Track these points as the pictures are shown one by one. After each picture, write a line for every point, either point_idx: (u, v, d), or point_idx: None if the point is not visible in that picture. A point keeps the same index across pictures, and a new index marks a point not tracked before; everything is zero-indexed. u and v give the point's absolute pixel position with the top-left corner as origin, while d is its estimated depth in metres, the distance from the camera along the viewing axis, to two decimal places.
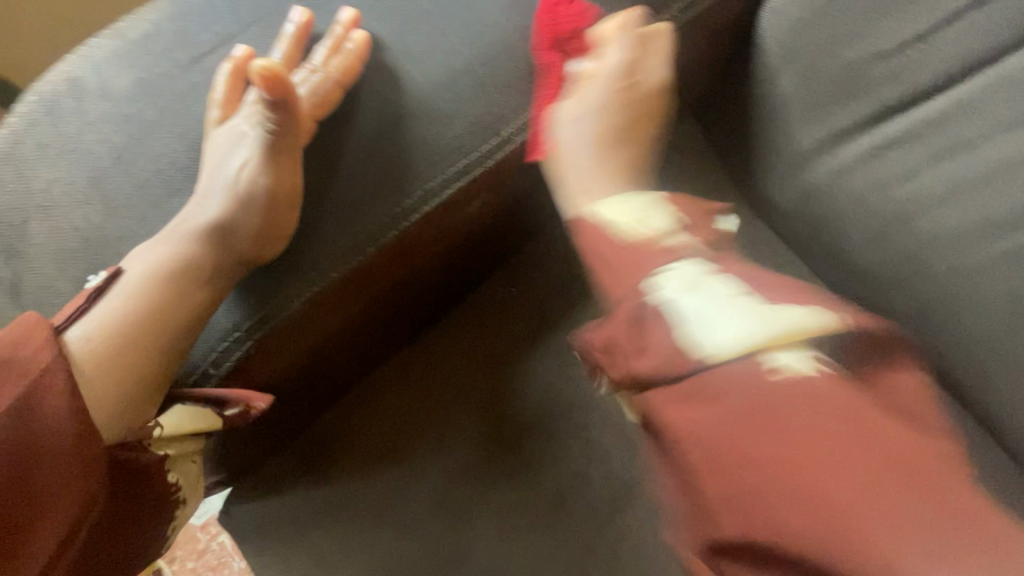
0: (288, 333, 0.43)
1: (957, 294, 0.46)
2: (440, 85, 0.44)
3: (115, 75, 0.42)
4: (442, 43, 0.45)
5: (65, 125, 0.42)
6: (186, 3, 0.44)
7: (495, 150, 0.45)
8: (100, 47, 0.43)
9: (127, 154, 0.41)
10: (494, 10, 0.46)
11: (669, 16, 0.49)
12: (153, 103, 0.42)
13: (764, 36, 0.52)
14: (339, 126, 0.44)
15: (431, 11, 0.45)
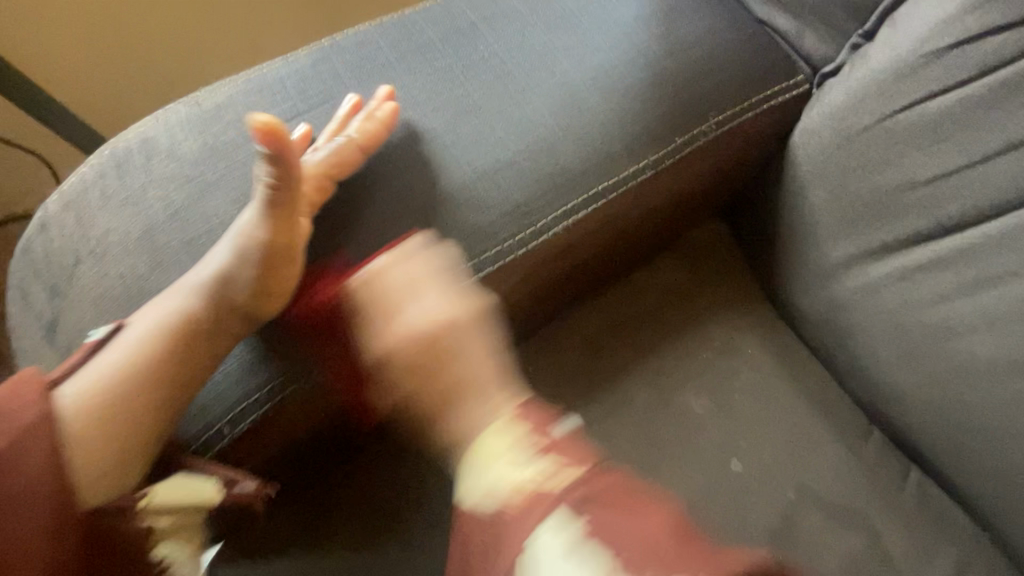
0: (300, 402, 0.42)
1: (920, 413, 0.55)
2: (484, 174, 0.46)
3: (184, 137, 0.44)
4: (493, 133, 0.47)
5: (129, 178, 0.44)
6: (258, 80, 0.47)
7: (525, 240, 0.46)
8: (174, 111, 0.45)
9: (182, 212, 0.43)
10: (541, 111, 0.48)
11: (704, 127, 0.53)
12: (214, 167, 0.43)
13: (798, 152, 0.56)
14: (380, 202, 0.46)
15: (481, 105, 0.48)
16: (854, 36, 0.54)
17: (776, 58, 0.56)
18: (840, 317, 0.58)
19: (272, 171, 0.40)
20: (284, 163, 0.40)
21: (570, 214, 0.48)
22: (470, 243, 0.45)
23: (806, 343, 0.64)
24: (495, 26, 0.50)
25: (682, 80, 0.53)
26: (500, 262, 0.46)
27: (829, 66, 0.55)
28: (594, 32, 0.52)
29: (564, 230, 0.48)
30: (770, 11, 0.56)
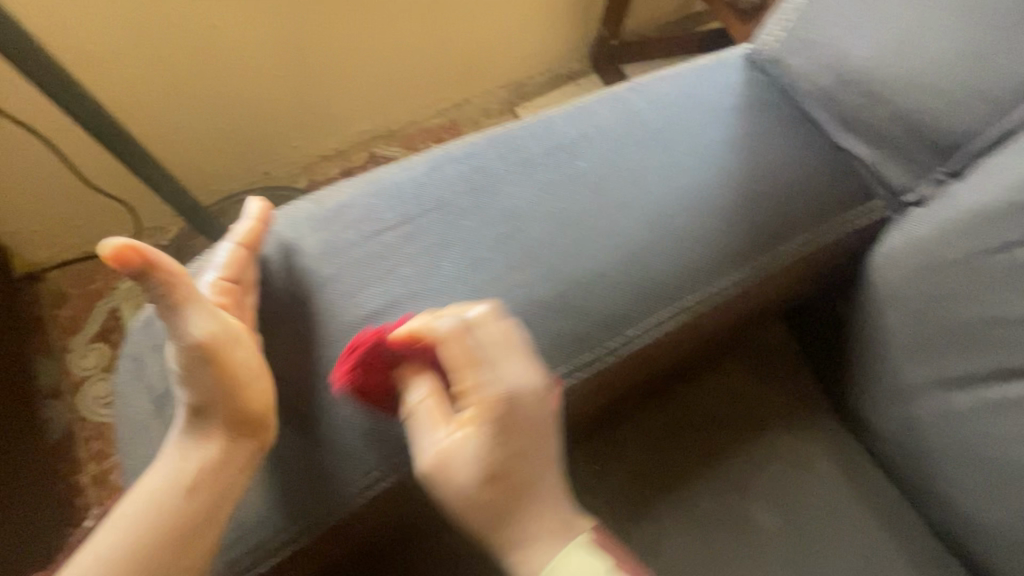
0: (299, 497, 0.44)
1: (995, 551, 0.53)
2: (579, 283, 0.49)
3: (308, 236, 0.49)
4: (587, 244, 0.50)
5: (251, 269, 0.49)
6: (378, 183, 0.51)
7: (602, 358, 0.49)
8: (298, 209, 0.51)
9: (288, 312, 0.48)
10: (635, 225, 0.51)
11: (792, 246, 0.55)
12: (332, 264, 0.48)
13: (874, 273, 0.58)
14: (484, 305, 0.48)
15: (582, 216, 0.51)
16: (938, 170, 0.55)
17: (855, 182, 0.59)
18: (922, 439, 0.56)
19: (157, 285, 0.43)
20: (157, 277, 0.43)
21: (660, 327, 0.50)
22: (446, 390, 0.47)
23: (870, 455, 0.63)
24: (586, 146, 0.54)
25: (759, 205, 0.55)
26: (569, 381, 0.48)
27: (910, 194, 0.57)
28: (683, 154, 0.55)
29: (647, 342, 0.50)
30: (848, 140, 0.59)
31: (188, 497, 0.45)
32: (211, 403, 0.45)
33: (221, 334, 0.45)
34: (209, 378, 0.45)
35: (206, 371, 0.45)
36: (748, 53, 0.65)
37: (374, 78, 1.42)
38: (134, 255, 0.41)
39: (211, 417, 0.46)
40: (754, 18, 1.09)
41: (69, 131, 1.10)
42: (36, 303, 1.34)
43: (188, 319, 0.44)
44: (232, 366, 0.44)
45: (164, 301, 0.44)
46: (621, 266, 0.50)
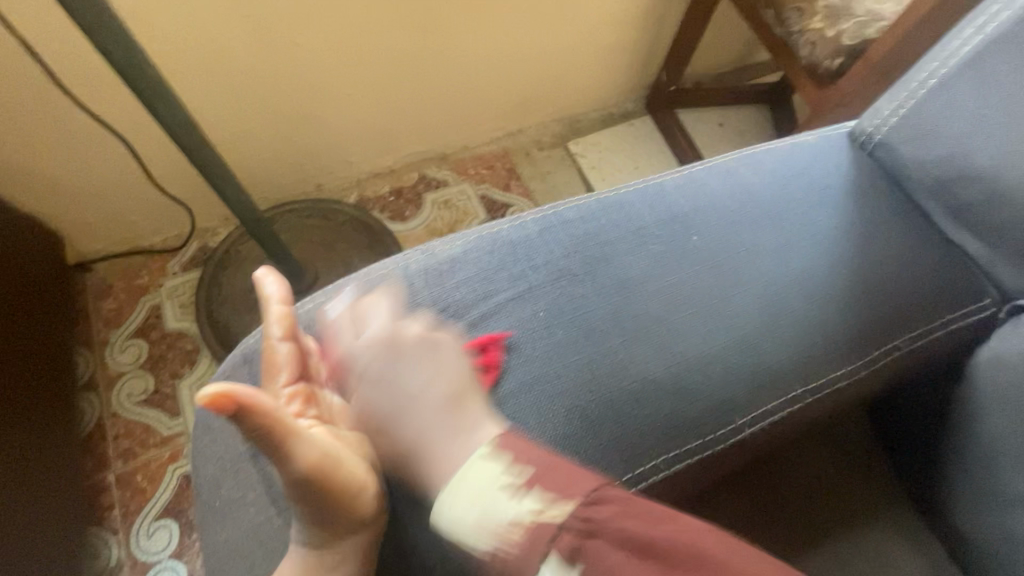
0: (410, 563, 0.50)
1: None
2: (691, 365, 0.51)
3: (421, 288, 0.55)
4: (703, 326, 0.53)
5: (370, 315, 0.54)
6: (485, 243, 0.57)
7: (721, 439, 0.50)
8: (411, 260, 0.57)
9: (407, 360, 0.52)
10: (748, 312, 0.53)
11: (901, 341, 0.54)
12: (447, 318, 0.54)
13: (979, 376, 0.55)
14: (609, 376, 0.51)
15: (694, 298, 0.54)
16: None
17: (968, 278, 0.57)
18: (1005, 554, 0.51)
19: (254, 426, 0.40)
20: (255, 418, 0.39)
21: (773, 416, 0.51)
22: None
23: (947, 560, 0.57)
24: (701, 222, 0.57)
25: (875, 294, 0.55)
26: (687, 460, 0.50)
27: None
28: (795, 236, 0.56)
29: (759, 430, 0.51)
30: (961, 234, 0.58)
31: (312, 553, 0.47)
32: (325, 519, 0.45)
33: (329, 453, 0.45)
34: (324, 498, 0.44)
35: (323, 494, 0.44)
36: (852, 128, 0.64)
37: (435, 101, 1.43)
38: (239, 399, 0.38)
39: (325, 529, 0.46)
40: (833, 82, 1.08)
41: (147, 130, 1.11)
42: (82, 292, 1.34)
43: (295, 452, 0.42)
44: (347, 477, 0.45)
45: (264, 440, 0.41)
46: (736, 346, 0.52)
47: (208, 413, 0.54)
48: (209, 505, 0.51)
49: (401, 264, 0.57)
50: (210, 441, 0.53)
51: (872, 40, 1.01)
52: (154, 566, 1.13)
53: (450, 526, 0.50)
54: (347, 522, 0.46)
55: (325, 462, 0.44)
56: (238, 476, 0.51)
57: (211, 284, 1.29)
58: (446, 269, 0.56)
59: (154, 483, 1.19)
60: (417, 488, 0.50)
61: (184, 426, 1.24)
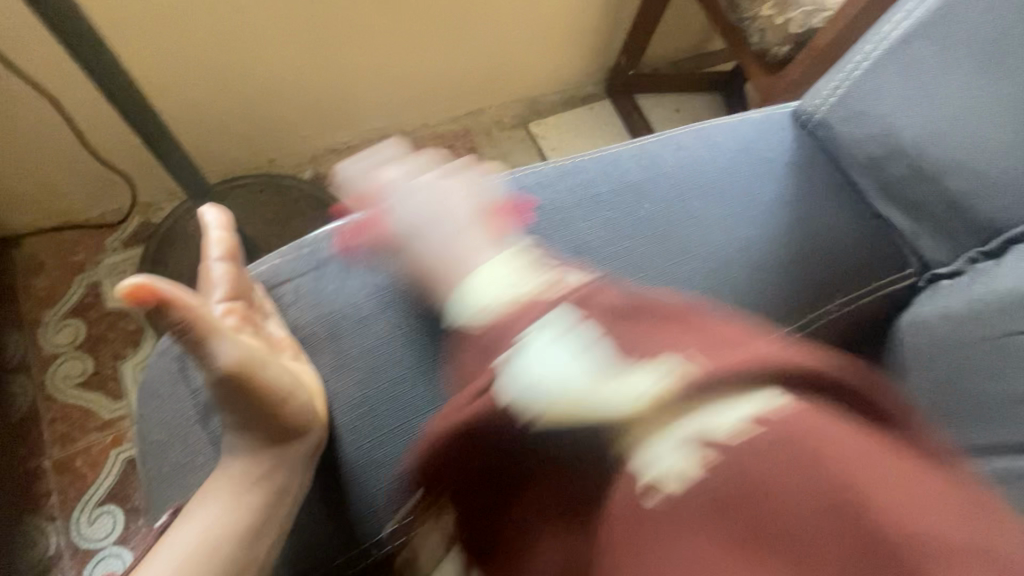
0: None
1: None
2: None
3: (378, 254, 0.58)
4: (653, 292, 0.55)
5: (326, 277, 0.57)
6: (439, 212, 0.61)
7: None
8: (369, 226, 0.60)
9: (367, 322, 0.56)
10: (693, 280, 0.56)
11: (833, 305, 0.58)
12: (402, 283, 0.57)
13: (905, 338, 0.58)
14: None
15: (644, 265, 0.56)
16: (972, 249, 0.57)
17: (890, 249, 0.62)
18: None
19: (173, 320, 0.46)
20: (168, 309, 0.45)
21: None
22: None
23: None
24: (649, 193, 0.59)
25: (807, 263, 0.58)
26: None
27: (942, 267, 0.59)
28: (739, 207, 0.59)
29: None
30: (888, 208, 0.62)
31: (245, 504, 0.49)
32: (258, 420, 0.50)
33: (252, 360, 0.49)
34: (252, 399, 0.49)
35: (245, 395, 0.48)
36: (794, 108, 0.68)
37: (393, 76, 1.40)
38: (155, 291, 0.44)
39: (265, 436, 0.50)
40: (782, 69, 1.13)
41: (81, 94, 1.04)
42: (10, 269, 1.25)
43: (215, 351, 0.48)
44: (271, 386, 0.49)
45: (185, 335, 0.47)
46: (684, 309, 0.54)
47: (154, 373, 0.53)
48: (160, 471, 0.51)
49: (351, 231, 0.59)
50: (152, 405, 0.53)
51: (818, 28, 1.05)
52: (96, 554, 1.08)
53: (396, 479, 0.53)
54: (285, 431, 0.50)
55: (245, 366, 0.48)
56: (188, 441, 0.51)
57: (155, 261, 1.23)
58: (401, 235, 0.60)
59: (95, 468, 1.14)
60: (370, 443, 0.53)
61: (126, 409, 1.19)
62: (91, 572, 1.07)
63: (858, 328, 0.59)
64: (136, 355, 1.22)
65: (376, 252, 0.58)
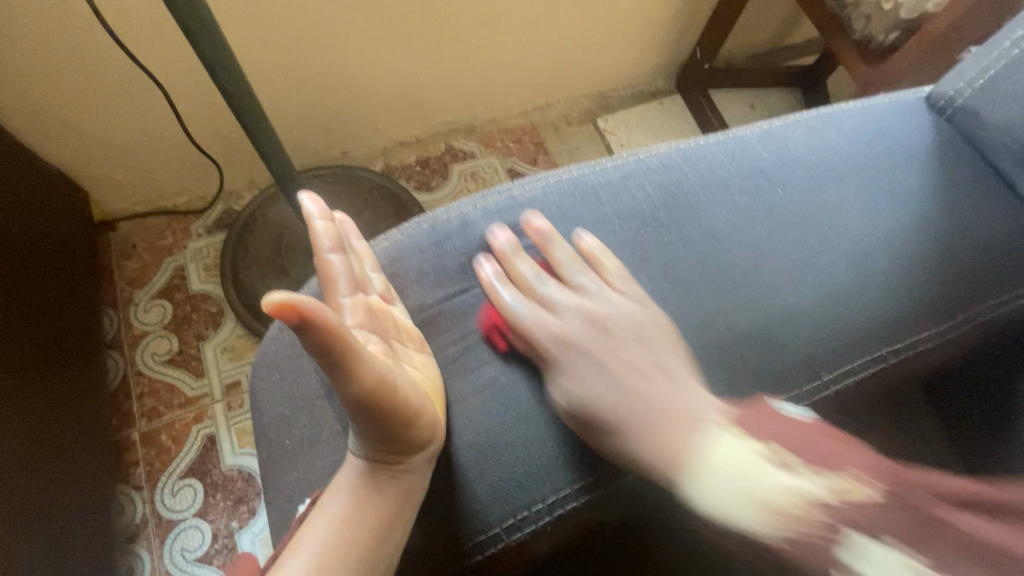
0: (522, 486, 0.47)
1: None
2: (780, 317, 0.48)
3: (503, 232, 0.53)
4: (791, 281, 0.49)
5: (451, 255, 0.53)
6: (572, 187, 0.54)
7: (814, 392, 0.47)
8: (491, 204, 0.55)
9: (496, 301, 0.52)
10: (839, 270, 0.50)
11: (990, 304, 0.53)
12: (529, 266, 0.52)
13: None
14: (703, 326, 0.48)
15: (784, 251, 0.50)
16: None
17: None
18: None
19: (317, 341, 0.35)
20: (318, 331, 0.35)
21: (860, 378, 0.48)
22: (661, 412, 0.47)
23: None
24: (782, 175, 0.53)
25: (953, 258, 0.53)
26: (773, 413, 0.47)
27: None
28: (884, 192, 0.54)
29: (845, 388, 0.48)
30: None
31: (364, 502, 0.44)
32: (381, 440, 0.44)
33: (389, 379, 0.41)
34: (383, 422, 0.42)
35: (386, 420, 0.42)
36: (928, 94, 0.63)
37: (468, 70, 1.40)
38: (304, 308, 0.34)
39: (380, 452, 0.45)
40: (886, 59, 1.06)
41: (182, 81, 1.08)
42: (106, 250, 1.32)
43: (355, 373, 0.38)
44: (406, 405, 0.42)
45: (325, 357, 0.36)
46: (829, 304, 0.49)
47: (274, 350, 0.54)
48: (278, 447, 0.52)
49: (478, 205, 0.55)
50: (272, 382, 0.53)
51: (932, 15, 0.97)
52: (178, 525, 1.13)
53: (485, 495, 0.47)
54: (400, 446, 0.44)
55: (385, 387, 0.41)
56: (311, 416, 0.51)
57: (237, 246, 1.28)
58: (525, 211, 0.54)
59: (179, 443, 1.19)
60: (468, 444, 0.48)
61: (208, 387, 1.23)
62: (173, 542, 1.12)
63: (1013, 334, 0.56)
64: (217, 337, 1.27)
65: (501, 227, 0.54)
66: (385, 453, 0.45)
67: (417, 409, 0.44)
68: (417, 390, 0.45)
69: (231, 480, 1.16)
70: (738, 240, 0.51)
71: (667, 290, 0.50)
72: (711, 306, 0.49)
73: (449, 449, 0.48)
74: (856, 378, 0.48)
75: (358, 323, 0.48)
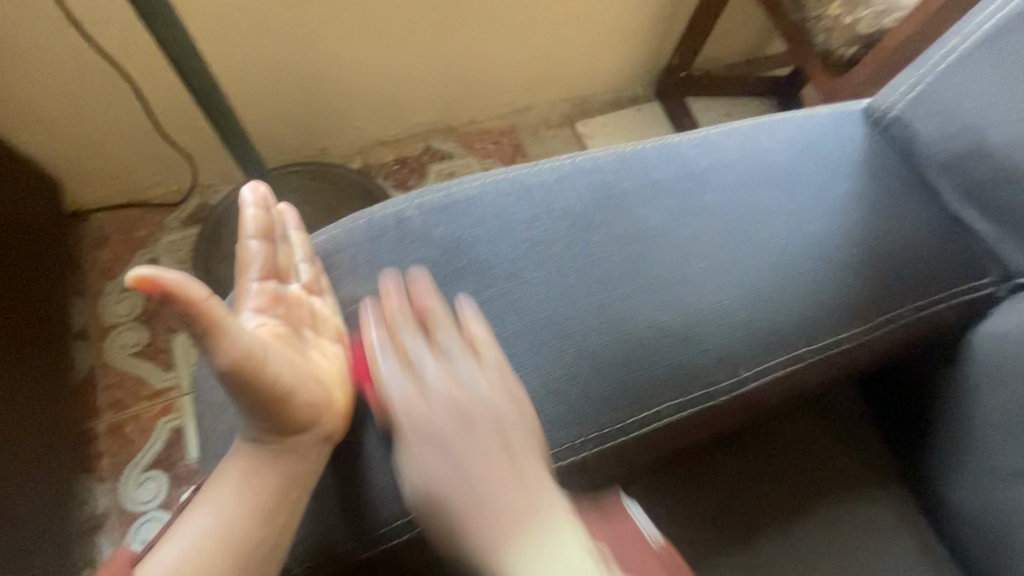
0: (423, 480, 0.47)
1: None
2: (702, 316, 0.50)
3: (435, 225, 0.53)
4: (714, 283, 0.51)
5: (377, 247, 0.53)
6: (507, 185, 0.54)
7: (731, 389, 0.49)
8: (426, 196, 0.54)
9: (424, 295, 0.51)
10: (761, 273, 0.52)
11: (907, 309, 0.55)
12: (455, 261, 0.51)
13: (977, 352, 0.57)
14: (627, 323, 0.49)
15: (709, 255, 0.52)
16: None
17: (970, 258, 0.58)
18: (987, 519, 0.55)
19: (180, 314, 0.39)
20: (179, 304, 0.39)
21: (775, 375, 0.50)
22: (587, 409, 0.48)
23: (923, 520, 0.62)
24: (713, 181, 0.55)
25: (875, 265, 0.55)
26: (689, 408, 0.49)
27: None
28: (810, 200, 0.56)
29: (761, 386, 0.50)
30: (968, 212, 0.59)
31: (255, 489, 0.46)
32: (264, 421, 0.46)
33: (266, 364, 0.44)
34: (260, 402, 0.44)
35: (261, 402, 0.44)
36: (865, 106, 0.65)
37: (447, 70, 1.42)
38: (161, 282, 0.37)
39: (270, 437, 0.46)
40: (847, 72, 1.09)
41: (154, 74, 1.09)
42: (77, 241, 1.32)
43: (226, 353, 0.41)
44: (283, 391, 0.45)
45: (191, 332, 0.40)
46: (752, 305, 0.51)
47: None
48: (211, 434, 0.53)
49: (415, 201, 0.54)
50: (210, 370, 0.55)
51: (889, 30, 1.01)
52: (141, 516, 1.13)
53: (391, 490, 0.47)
54: (287, 428, 0.46)
55: (259, 369, 0.43)
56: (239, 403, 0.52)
57: (209, 240, 1.28)
58: (462, 208, 0.53)
59: (144, 434, 1.19)
60: (379, 439, 0.49)
61: (176, 379, 1.24)
62: (135, 533, 1.12)
63: (933, 339, 0.58)
64: (186, 330, 1.27)
65: (437, 223, 0.53)
66: (268, 436, 0.46)
67: (298, 398, 0.46)
68: (309, 378, 0.47)
69: (196, 472, 1.16)
70: (666, 242, 0.52)
71: (595, 287, 0.50)
72: (638, 303, 0.50)
73: (361, 444, 0.49)
74: (772, 376, 0.51)
75: (259, 308, 0.50)
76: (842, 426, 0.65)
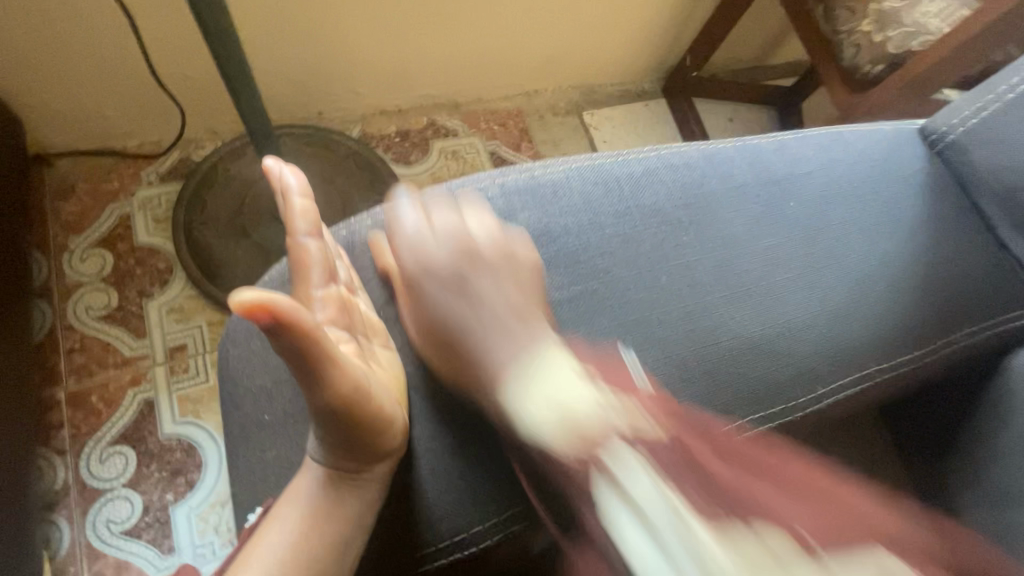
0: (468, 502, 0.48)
1: None
2: (784, 329, 0.50)
3: (524, 212, 0.52)
4: (792, 294, 0.51)
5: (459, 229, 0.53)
6: (593, 177, 0.53)
7: (807, 405, 0.49)
8: (512, 182, 0.54)
9: (512, 285, 0.50)
10: (838, 288, 0.52)
11: (963, 331, 0.55)
12: (541, 253, 0.51)
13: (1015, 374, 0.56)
14: (711, 332, 0.49)
15: (791, 267, 0.51)
16: None
17: (1019, 286, 0.58)
18: None
19: (290, 345, 0.36)
20: (292, 333, 0.36)
21: (840, 390, 0.50)
22: None
23: None
24: (795, 190, 0.54)
25: (942, 287, 0.55)
26: (765, 425, 0.48)
27: None
28: (883, 217, 0.56)
29: (834, 401, 0.50)
30: (1020, 242, 0.59)
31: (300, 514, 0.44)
32: (350, 450, 0.44)
33: (364, 385, 0.42)
34: (352, 424, 0.42)
35: (351, 424, 0.42)
36: (923, 126, 0.65)
37: (461, 42, 1.34)
38: (276, 312, 0.35)
39: (342, 462, 0.45)
40: (869, 88, 1.10)
41: (149, 10, 0.99)
42: (42, 188, 1.19)
43: (327, 379, 0.39)
44: (374, 413, 0.43)
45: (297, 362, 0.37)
46: (828, 320, 0.51)
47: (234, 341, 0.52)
48: (245, 435, 0.49)
49: (499, 184, 0.54)
50: (252, 357, 0.50)
51: (916, 52, 1.02)
52: (105, 494, 1.04)
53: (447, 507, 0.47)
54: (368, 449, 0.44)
55: (358, 390, 0.41)
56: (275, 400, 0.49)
57: (194, 200, 1.18)
58: (548, 194, 0.53)
59: (112, 405, 1.09)
60: (433, 474, 0.48)
61: (149, 348, 1.14)
62: (98, 512, 1.03)
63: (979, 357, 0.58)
64: (164, 295, 1.17)
65: (522, 209, 0.53)
66: (344, 472, 0.45)
67: (387, 418, 0.44)
68: (386, 393, 0.45)
69: (168, 449, 1.07)
70: (748, 250, 0.51)
71: (684, 293, 0.50)
72: (724, 312, 0.50)
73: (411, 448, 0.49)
74: (839, 392, 0.50)
75: (328, 318, 0.47)
76: (871, 440, 0.65)
